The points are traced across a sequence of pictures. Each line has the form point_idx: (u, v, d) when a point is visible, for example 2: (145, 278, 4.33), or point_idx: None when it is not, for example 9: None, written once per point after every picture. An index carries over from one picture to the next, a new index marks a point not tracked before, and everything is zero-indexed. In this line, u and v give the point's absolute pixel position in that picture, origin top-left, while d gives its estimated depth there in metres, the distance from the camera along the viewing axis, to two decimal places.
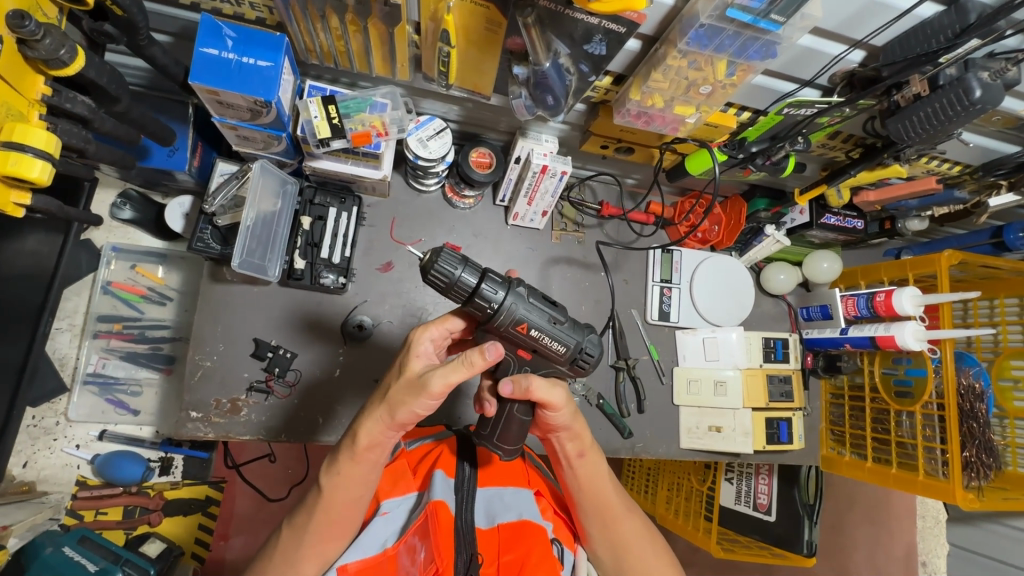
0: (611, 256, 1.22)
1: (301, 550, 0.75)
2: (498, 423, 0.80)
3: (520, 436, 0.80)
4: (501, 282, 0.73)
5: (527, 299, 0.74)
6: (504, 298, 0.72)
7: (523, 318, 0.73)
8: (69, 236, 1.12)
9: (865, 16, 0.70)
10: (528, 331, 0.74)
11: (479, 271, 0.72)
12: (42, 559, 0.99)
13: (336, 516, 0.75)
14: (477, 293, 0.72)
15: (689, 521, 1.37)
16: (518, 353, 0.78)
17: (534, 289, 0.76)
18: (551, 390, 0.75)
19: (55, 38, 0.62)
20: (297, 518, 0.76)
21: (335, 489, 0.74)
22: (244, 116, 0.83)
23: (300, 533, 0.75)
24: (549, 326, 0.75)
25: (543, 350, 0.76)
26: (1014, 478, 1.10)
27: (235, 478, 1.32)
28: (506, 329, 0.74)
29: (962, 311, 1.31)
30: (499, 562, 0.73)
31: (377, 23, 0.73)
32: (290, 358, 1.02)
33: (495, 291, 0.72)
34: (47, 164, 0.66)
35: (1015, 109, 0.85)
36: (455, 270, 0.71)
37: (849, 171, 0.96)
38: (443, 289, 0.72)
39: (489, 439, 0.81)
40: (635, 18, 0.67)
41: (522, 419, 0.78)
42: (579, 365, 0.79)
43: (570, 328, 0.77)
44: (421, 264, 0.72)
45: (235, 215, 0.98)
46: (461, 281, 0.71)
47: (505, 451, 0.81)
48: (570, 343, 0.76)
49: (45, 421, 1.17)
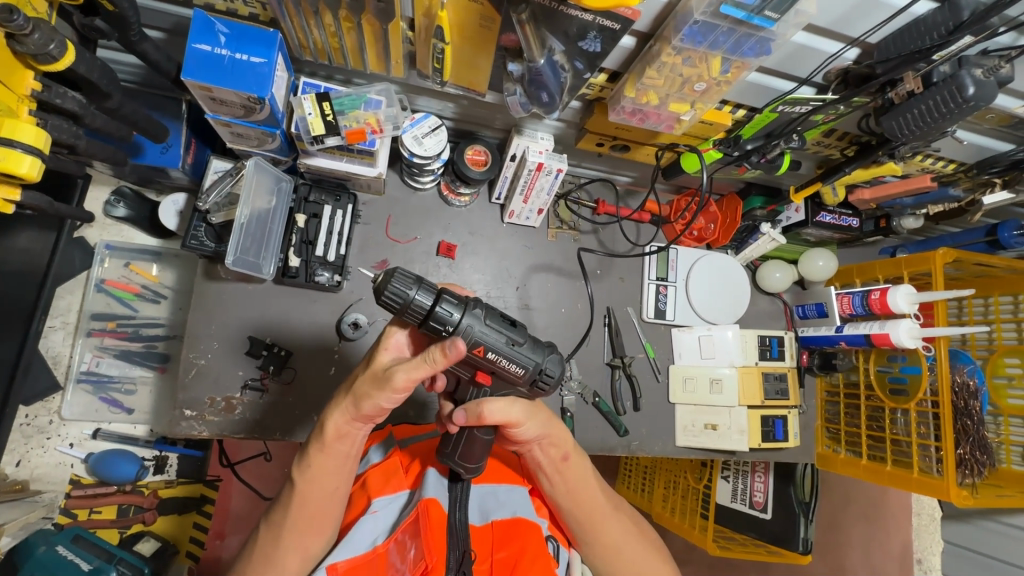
0: (593, 263, 1.21)
1: (281, 534, 0.75)
2: (460, 439, 0.77)
3: (484, 452, 0.77)
4: (457, 303, 0.73)
5: (484, 320, 0.74)
6: (460, 320, 0.72)
7: (480, 341, 0.74)
8: (62, 233, 1.13)
9: (859, 15, 0.70)
10: (485, 354, 0.74)
11: (435, 293, 0.72)
12: (35, 559, 1.00)
13: (317, 501, 0.76)
14: (432, 315, 0.72)
15: (685, 518, 1.39)
16: (476, 376, 0.78)
17: (492, 310, 0.76)
18: (509, 408, 0.77)
19: (45, 33, 0.61)
20: (280, 511, 0.77)
21: (315, 477, 0.75)
22: (239, 113, 0.82)
23: (280, 528, 0.75)
24: (506, 349, 0.75)
25: (502, 372, 0.76)
26: (1008, 475, 1.11)
27: (230, 476, 1.34)
28: (463, 351, 0.74)
29: (956, 309, 1.31)
30: (492, 559, 0.72)
31: (371, 19, 0.73)
32: (284, 356, 1.01)
33: (451, 313, 0.72)
34: (37, 159, 0.65)
35: (1009, 107, 0.85)
36: (409, 291, 0.71)
37: (844, 168, 0.97)
38: (398, 310, 0.72)
39: (450, 457, 0.77)
40: (630, 14, 0.66)
41: (484, 440, 0.77)
42: (539, 386, 0.79)
43: (529, 350, 0.77)
44: (375, 284, 0.72)
45: (229, 212, 0.95)
46: (415, 302, 0.71)
47: (466, 470, 0.76)
48: (528, 366, 0.76)
49: (39, 419, 1.16)
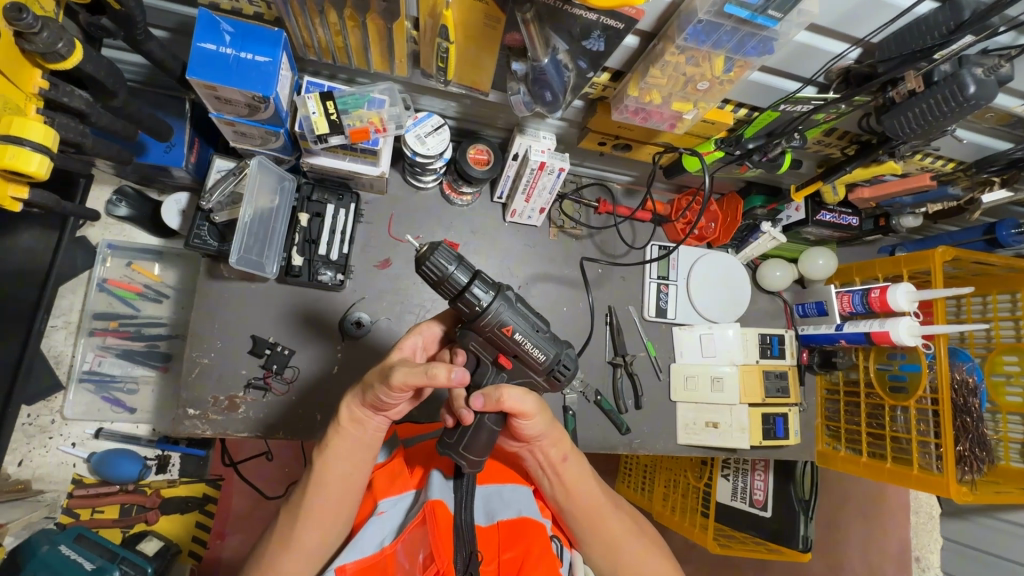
0: (595, 271, 1.21)
1: (291, 538, 0.75)
2: (466, 431, 0.78)
3: (487, 446, 0.78)
4: (491, 284, 0.74)
5: (513, 304, 0.75)
6: (493, 300, 0.73)
7: (509, 322, 0.74)
8: (64, 233, 1.13)
9: (862, 15, 0.71)
10: (512, 335, 0.74)
11: (471, 271, 0.73)
12: (38, 558, 1.00)
13: (325, 505, 0.76)
14: (467, 292, 0.72)
15: (683, 516, 1.40)
16: (498, 359, 0.78)
17: (521, 298, 0.77)
18: (524, 398, 0.74)
19: (53, 31, 0.62)
20: (292, 502, 0.78)
21: (324, 472, 0.76)
22: (243, 112, 0.83)
23: (293, 520, 0.76)
24: (533, 334, 0.75)
25: (524, 357, 0.76)
26: (1007, 472, 1.12)
27: (232, 476, 1.34)
28: (491, 330, 0.74)
29: (955, 307, 1.32)
30: (499, 560, 0.72)
31: (376, 18, 0.74)
32: (288, 355, 1.02)
33: (485, 293, 0.73)
34: (45, 158, 0.66)
35: (1008, 106, 0.86)
36: (449, 265, 0.71)
37: (845, 167, 0.96)
38: (434, 283, 0.73)
39: (453, 448, 0.78)
40: (633, 14, 0.67)
41: (491, 429, 0.78)
42: (555, 377, 0.79)
43: (551, 339, 0.77)
44: (416, 254, 0.72)
45: (232, 211, 0.96)
46: (453, 277, 0.72)
47: (467, 462, 0.77)
48: (550, 353, 0.76)
49: (41, 419, 1.16)
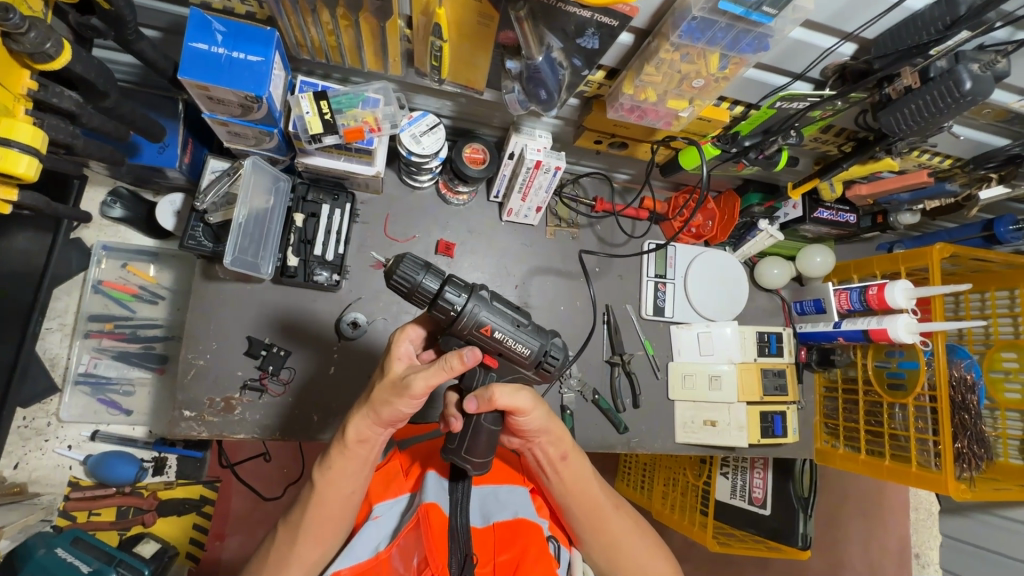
0: (596, 262, 1.21)
1: (291, 556, 0.76)
2: (466, 433, 0.77)
3: (490, 446, 0.77)
4: (463, 286, 0.73)
5: (490, 302, 0.74)
6: (466, 302, 0.72)
7: (487, 321, 0.73)
8: (59, 235, 1.13)
9: (857, 9, 0.70)
10: (492, 334, 0.74)
11: (441, 276, 0.73)
12: (35, 561, 0.98)
13: (325, 521, 0.76)
14: (439, 298, 0.72)
15: (683, 514, 1.40)
16: (483, 359, 0.78)
17: (498, 294, 0.76)
18: (516, 395, 0.74)
19: (41, 32, 0.61)
20: (291, 517, 0.78)
21: (325, 488, 0.76)
22: (236, 112, 0.82)
23: (293, 533, 0.76)
24: (513, 329, 0.74)
25: (509, 354, 0.76)
26: (1005, 469, 1.12)
27: (229, 478, 1.32)
28: (470, 333, 0.74)
29: (954, 303, 1.32)
30: (494, 562, 0.72)
31: (368, 17, 0.73)
32: (284, 356, 1.01)
33: (458, 295, 0.72)
34: (34, 159, 0.65)
35: (1005, 102, 0.85)
36: (416, 275, 0.71)
37: (842, 164, 0.96)
38: (405, 294, 0.73)
39: (456, 452, 0.76)
40: (628, 11, 0.66)
41: (491, 430, 0.77)
42: (545, 369, 0.79)
43: (534, 331, 0.77)
44: (384, 269, 0.72)
45: (227, 212, 0.96)
46: (423, 286, 0.72)
47: (473, 464, 0.76)
48: (534, 346, 0.75)
49: (36, 421, 1.16)
